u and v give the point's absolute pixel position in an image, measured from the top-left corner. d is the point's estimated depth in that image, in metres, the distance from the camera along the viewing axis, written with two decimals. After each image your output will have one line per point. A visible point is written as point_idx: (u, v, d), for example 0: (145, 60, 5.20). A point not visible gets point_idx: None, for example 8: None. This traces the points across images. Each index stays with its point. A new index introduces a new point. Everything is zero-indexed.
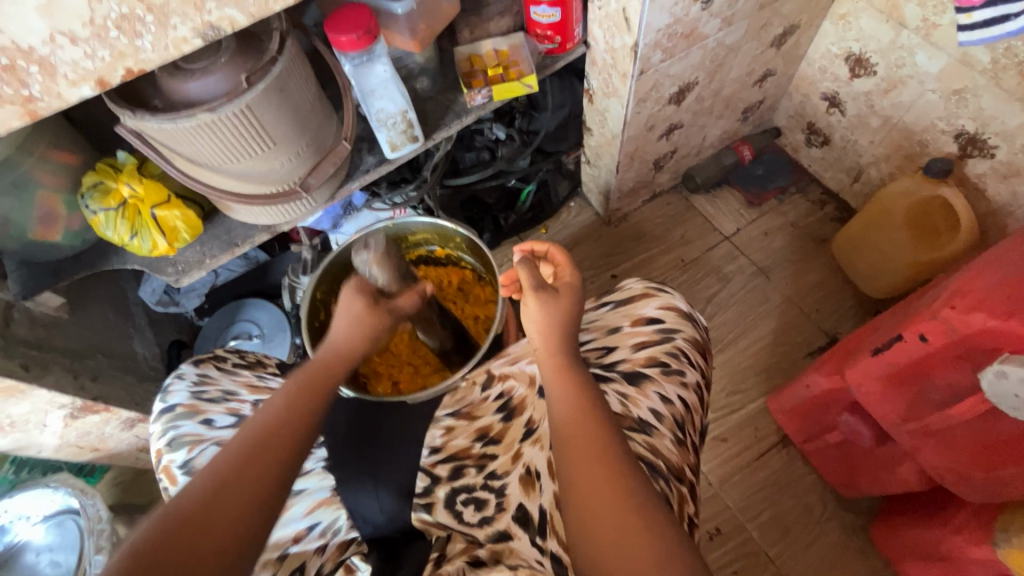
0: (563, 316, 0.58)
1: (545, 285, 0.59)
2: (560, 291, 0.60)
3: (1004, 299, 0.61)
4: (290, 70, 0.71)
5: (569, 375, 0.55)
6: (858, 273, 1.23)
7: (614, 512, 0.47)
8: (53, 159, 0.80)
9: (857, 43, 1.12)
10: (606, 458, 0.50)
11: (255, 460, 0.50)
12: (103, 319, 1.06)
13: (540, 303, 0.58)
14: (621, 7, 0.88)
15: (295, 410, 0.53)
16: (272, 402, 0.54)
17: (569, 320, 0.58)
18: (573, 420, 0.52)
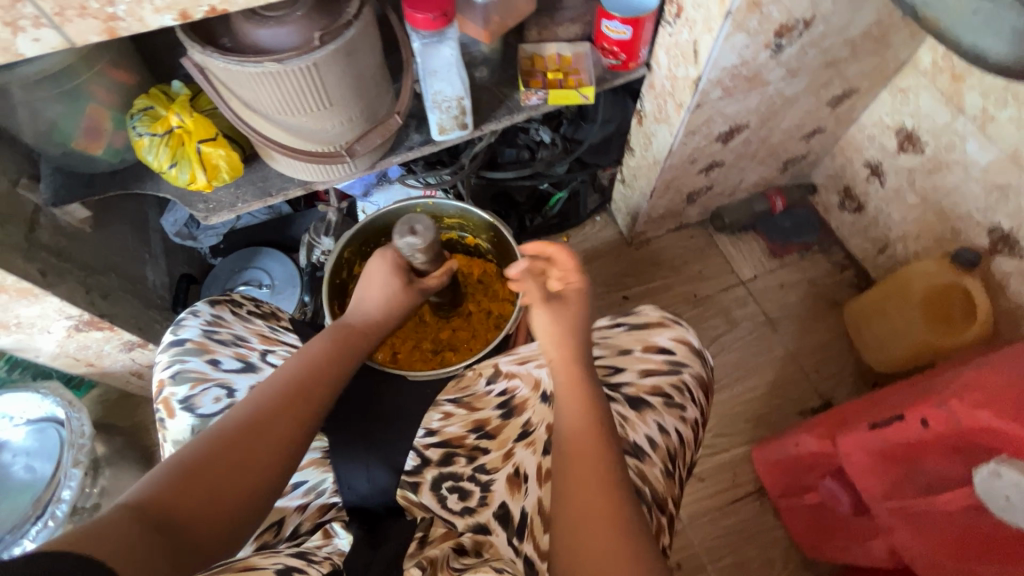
0: (571, 323, 0.62)
1: (552, 296, 0.63)
2: (568, 300, 0.63)
3: (1013, 402, 0.61)
4: (362, 37, 0.71)
5: (580, 382, 0.57)
6: (865, 344, 1.24)
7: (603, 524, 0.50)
8: (111, 75, 0.80)
9: (911, 119, 1.12)
10: (602, 475, 0.52)
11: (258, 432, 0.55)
12: (122, 239, 1.06)
13: (546, 312, 0.63)
14: (692, 39, 0.88)
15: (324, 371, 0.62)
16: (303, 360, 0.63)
17: (574, 331, 0.61)
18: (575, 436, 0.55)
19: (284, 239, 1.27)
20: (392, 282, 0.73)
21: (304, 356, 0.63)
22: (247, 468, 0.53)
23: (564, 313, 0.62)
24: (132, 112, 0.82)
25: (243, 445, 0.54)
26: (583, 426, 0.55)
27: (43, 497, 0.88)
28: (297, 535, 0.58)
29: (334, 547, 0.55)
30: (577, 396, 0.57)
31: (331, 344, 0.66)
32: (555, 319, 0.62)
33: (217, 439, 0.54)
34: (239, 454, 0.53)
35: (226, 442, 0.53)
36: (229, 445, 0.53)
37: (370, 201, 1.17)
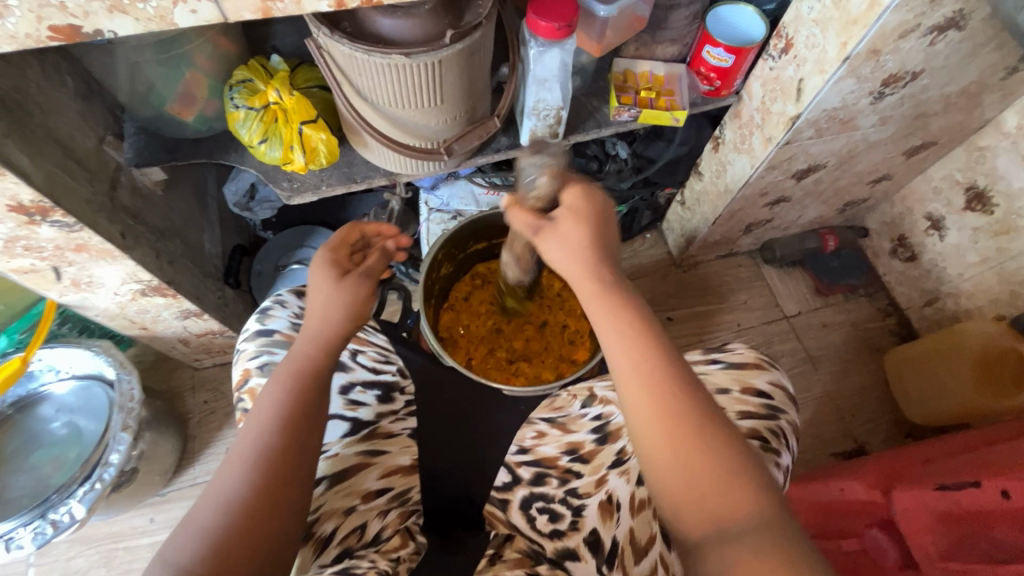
0: (575, 241, 0.62)
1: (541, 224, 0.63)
2: (561, 220, 0.62)
3: None
4: (484, 38, 0.70)
5: (619, 320, 0.58)
6: (905, 397, 1.26)
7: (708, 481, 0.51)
8: (214, 43, 0.78)
9: (984, 178, 1.11)
10: (698, 424, 0.53)
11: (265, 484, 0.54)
12: (186, 205, 1.05)
13: (549, 239, 0.62)
14: (798, 77, 0.87)
15: (296, 407, 0.59)
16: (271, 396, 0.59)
17: (592, 244, 0.61)
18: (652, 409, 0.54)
19: (338, 221, 1.26)
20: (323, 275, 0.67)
21: (272, 404, 0.59)
22: (267, 528, 0.53)
23: (573, 232, 0.62)
24: (230, 83, 0.81)
25: (250, 519, 0.52)
26: (649, 369, 0.56)
27: (92, 459, 0.89)
28: (380, 539, 0.63)
29: (411, 551, 0.64)
30: (636, 341, 0.57)
31: (292, 375, 0.61)
32: (565, 245, 0.62)
33: (219, 526, 0.51)
34: (250, 530, 0.52)
35: (226, 530, 0.51)
36: (230, 530, 0.51)
37: (435, 194, 1.16)
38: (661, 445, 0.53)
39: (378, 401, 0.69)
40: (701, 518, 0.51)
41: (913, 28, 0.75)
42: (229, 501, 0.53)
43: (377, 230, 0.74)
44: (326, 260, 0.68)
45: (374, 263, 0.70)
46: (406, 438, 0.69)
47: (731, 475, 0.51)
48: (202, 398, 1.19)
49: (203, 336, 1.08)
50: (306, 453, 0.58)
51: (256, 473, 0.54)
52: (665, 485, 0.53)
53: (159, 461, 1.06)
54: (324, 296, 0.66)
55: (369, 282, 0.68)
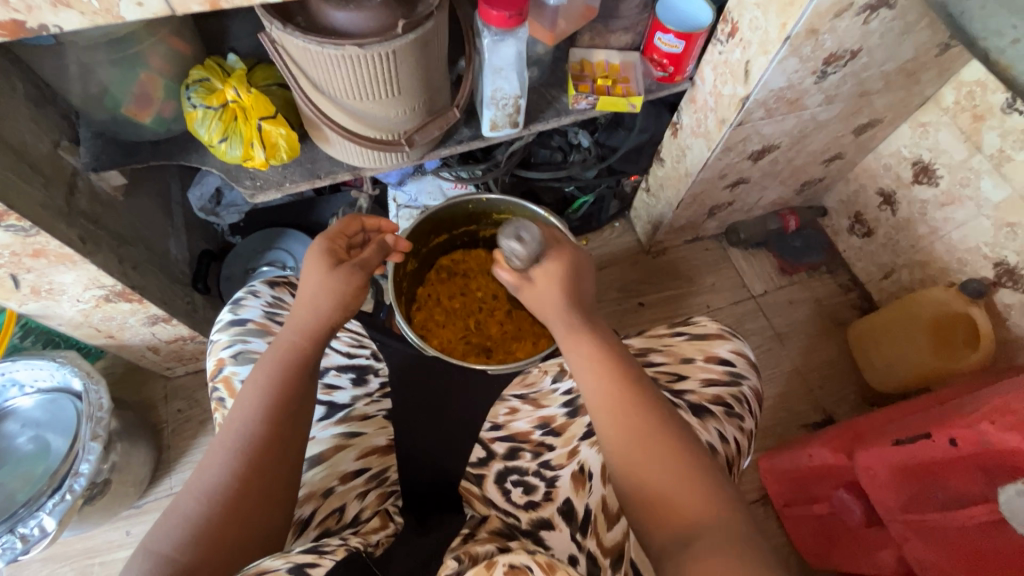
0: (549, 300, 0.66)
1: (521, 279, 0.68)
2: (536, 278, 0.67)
3: None
4: (437, 29, 0.71)
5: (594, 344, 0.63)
6: (869, 364, 1.30)
7: (678, 480, 0.54)
8: (168, 44, 0.78)
9: (928, 152, 1.16)
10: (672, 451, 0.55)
11: (249, 474, 0.55)
12: (148, 211, 1.03)
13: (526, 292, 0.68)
14: (744, 59, 0.91)
15: (280, 399, 0.58)
16: (257, 385, 0.59)
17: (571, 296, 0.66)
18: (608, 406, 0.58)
19: (307, 223, 1.25)
20: (315, 263, 0.66)
21: (257, 393, 0.59)
22: (253, 517, 0.53)
23: (549, 289, 0.66)
24: (187, 83, 0.81)
25: (235, 509, 0.53)
26: (617, 407, 0.58)
27: (61, 470, 0.87)
28: (359, 521, 0.63)
29: (391, 530, 0.62)
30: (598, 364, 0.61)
31: (278, 367, 0.61)
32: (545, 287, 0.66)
33: (202, 514, 0.52)
34: (237, 520, 0.52)
35: (208, 520, 0.51)
36: (213, 521, 0.52)
37: (403, 190, 1.16)
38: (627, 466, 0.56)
39: (353, 384, 0.71)
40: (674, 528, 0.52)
41: (847, 7, 0.79)
42: (208, 490, 0.53)
43: (377, 224, 0.76)
44: (323, 249, 0.68)
45: (369, 257, 0.70)
46: (382, 419, 0.70)
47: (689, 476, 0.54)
48: (176, 407, 1.17)
49: (173, 342, 1.07)
50: (292, 440, 0.58)
51: (240, 462, 0.55)
52: (638, 496, 0.54)
53: (133, 473, 1.04)
54: (313, 285, 0.65)
55: (361, 274, 0.68)
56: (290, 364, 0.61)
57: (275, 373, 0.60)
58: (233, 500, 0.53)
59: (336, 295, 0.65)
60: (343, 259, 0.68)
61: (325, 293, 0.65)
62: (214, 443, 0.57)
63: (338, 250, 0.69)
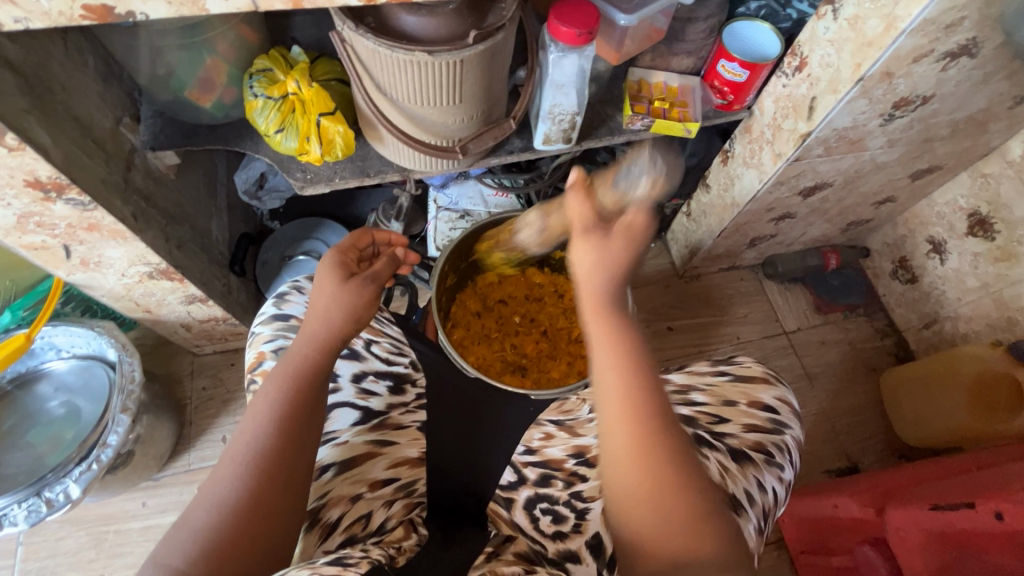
0: (613, 259, 0.56)
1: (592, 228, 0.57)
2: (613, 236, 0.57)
3: None
4: (506, 41, 0.71)
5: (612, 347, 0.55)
6: (899, 416, 1.27)
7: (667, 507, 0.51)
8: (238, 32, 0.79)
9: (987, 205, 1.12)
10: (678, 471, 0.52)
11: (258, 490, 0.54)
12: (196, 191, 1.05)
13: (585, 246, 0.56)
14: (810, 95, 0.88)
15: (288, 414, 0.58)
16: (268, 398, 0.59)
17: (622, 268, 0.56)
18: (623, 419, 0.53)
19: (345, 215, 1.26)
20: (327, 276, 0.67)
21: (268, 406, 0.59)
22: (261, 533, 0.53)
23: (612, 248, 0.56)
24: (250, 72, 0.82)
25: (245, 522, 0.53)
26: (637, 419, 0.53)
27: (90, 440, 0.89)
28: (384, 530, 0.62)
29: (414, 542, 0.62)
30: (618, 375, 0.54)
31: (287, 380, 0.60)
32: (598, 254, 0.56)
33: (213, 527, 0.52)
34: (246, 535, 0.52)
35: (218, 535, 0.52)
36: (223, 535, 0.52)
37: (444, 192, 1.16)
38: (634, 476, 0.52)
39: (390, 392, 0.70)
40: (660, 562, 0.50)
41: (927, 53, 0.77)
42: (215, 507, 0.53)
43: (387, 238, 0.77)
44: (334, 261, 0.69)
45: (380, 269, 0.70)
46: (415, 430, 0.70)
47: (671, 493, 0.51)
48: (201, 384, 1.19)
49: (206, 322, 1.08)
50: (303, 452, 0.58)
51: (252, 475, 0.55)
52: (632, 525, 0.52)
53: (155, 446, 1.05)
54: (326, 298, 0.65)
55: (372, 287, 0.68)
56: (296, 377, 0.61)
57: (282, 385, 0.60)
58: (241, 515, 0.53)
59: (349, 307, 0.65)
60: (356, 274, 0.69)
61: (337, 307, 0.64)
62: (226, 453, 0.57)
63: (349, 266, 0.70)
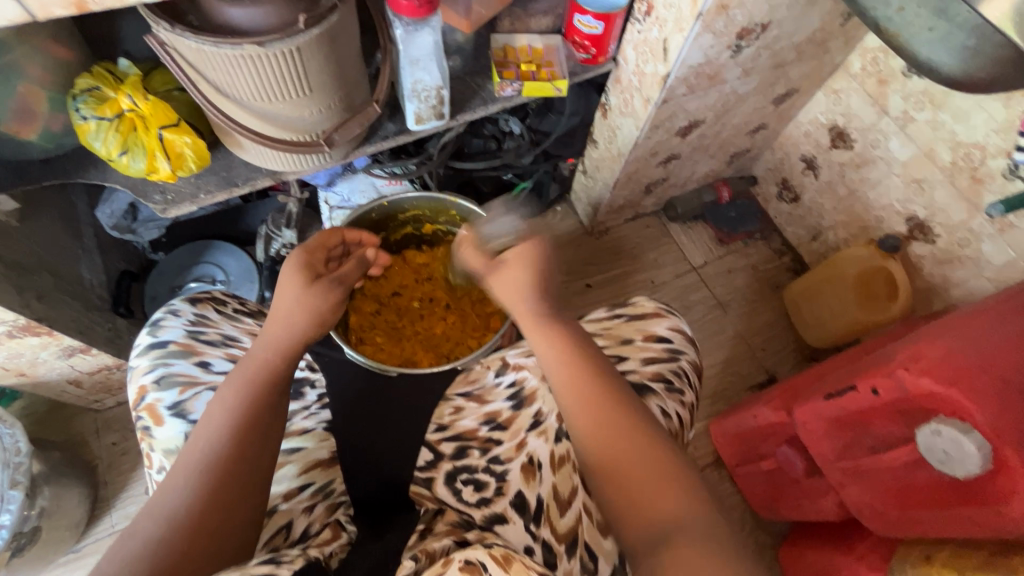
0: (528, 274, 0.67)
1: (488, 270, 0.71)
2: (510, 261, 0.68)
3: (971, 378, 0.68)
4: (344, 22, 0.68)
5: (551, 338, 0.64)
6: (803, 323, 1.37)
7: (646, 481, 0.54)
8: (46, 51, 0.71)
9: (842, 118, 1.21)
10: (635, 445, 0.56)
11: (215, 497, 0.53)
12: (52, 234, 0.95)
13: (493, 279, 0.69)
14: (662, 37, 0.92)
15: (250, 418, 0.58)
16: (229, 400, 0.58)
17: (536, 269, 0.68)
18: (586, 404, 0.59)
19: (235, 233, 1.19)
20: (292, 279, 0.67)
21: (224, 414, 0.57)
22: (214, 542, 0.51)
23: (515, 276, 0.67)
24: (73, 93, 0.74)
25: (199, 526, 0.51)
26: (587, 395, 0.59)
27: None
28: (308, 536, 0.61)
29: (344, 542, 0.61)
30: (569, 363, 0.62)
31: (247, 384, 0.60)
32: (508, 286, 0.68)
33: (165, 535, 0.50)
34: (201, 540, 0.51)
35: (172, 540, 0.50)
36: (178, 540, 0.50)
37: (334, 191, 1.13)
38: (590, 428, 0.58)
39: (287, 399, 0.70)
40: (640, 524, 0.52)
41: None
42: (158, 522, 0.51)
43: (358, 238, 0.78)
44: (301, 261, 0.69)
45: (347, 271, 0.72)
46: (321, 432, 0.68)
47: (662, 478, 0.54)
48: (110, 440, 1.10)
49: (96, 373, 1.00)
50: (265, 452, 0.58)
51: (208, 481, 0.53)
52: (610, 492, 0.55)
53: (67, 515, 0.97)
54: (290, 300, 0.65)
55: (339, 290, 0.69)
56: (259, 381, 0.60)
57: (241, 391, 0.59)
58: (197, 521, 0.51)
59: (312, 314, 0.65)
60: (324, 274, 0.70)
61: (300, 310, 0.65)
62: (181, 455, 0.55)
63: (317, 268, 0.70)
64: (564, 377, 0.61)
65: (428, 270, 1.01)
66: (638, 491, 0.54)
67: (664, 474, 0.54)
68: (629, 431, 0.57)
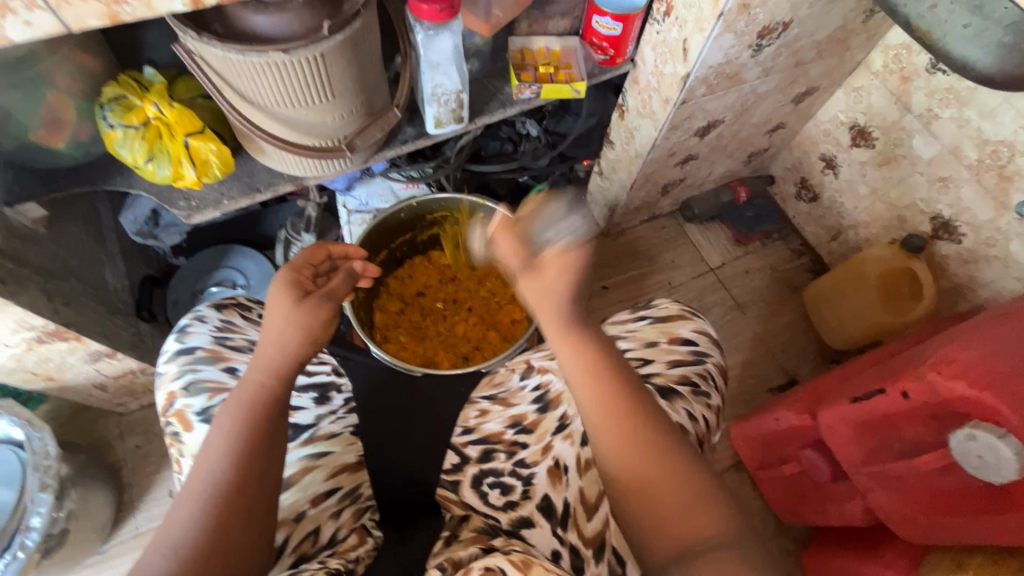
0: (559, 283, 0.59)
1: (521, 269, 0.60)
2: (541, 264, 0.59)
3: (1005, 381, 0.66)
4: (367, 28, 0.69)
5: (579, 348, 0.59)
6: (824, 325, 1.35)
7: (670, 494, 0.54)
8: (74, 60, 0.72)
9: (863, 116, 1.19)
10: (661, 455, 0.55)
11: (218, 530, 0.52)
12: (78, 240, 0.96)
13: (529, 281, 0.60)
14: (682, 37, 0.91)
15: (250, 447, 0.56)
16: (225, 428, 0.57)
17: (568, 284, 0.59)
18: (606, 414, 0.57)
19: (254, 237, 1.20)
20: (279, 296, 0.63)
21: (222, 441, 0.56)
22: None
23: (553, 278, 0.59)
24: (100, 102, 0.75)
25: (206, 559, 0.51)
26: (606, 398, 0.57)
27: (9, 528, 0.82)
28: (336, 541, 0.63)
29: (369, 548, 0.62)
30: (592, 369, 0.58)
31: (243, 409, 0.58)
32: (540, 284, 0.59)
33: (170, 570, 0.49)
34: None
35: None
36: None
37: (352, 195, 1.14)
38: (615, 448, 0.56)
39: (315, 403, 0.70)
40: (668, 543, 0.52)
41: None
42: (163, 557, 0.50)
43: (344, 251, 0.74)
44: (288, 281, 0.65)
45: (336, 286, 0.68)
46: (348, 436, 0.68)
47: (690, 491, 0.54)
48: (134, 443, 1.11)
49: (121, 377, 1.01)
50: (266, 479, 0.57)
51: (210, 513, 0.52)
52: (633, 504, 0.55)
53: (92, 517, 0.98)
54: (279, 322, 0.62)
55: (330, 304, 0.66)
56: (252, 408, 0.58)
57: (236, 418, 0.58)
58: (202, 554, 0.51)
59: (304, 331, 0.62)
60: (314, 290, 0.66)
61: (290, 329, 0.62)
62: (183, 486, 0.55)
63: (306, 286, 0.66)
64: (588, 394, 0.58)
65: (451, 272, 1.01)
66: (666, 510, 0.53)
67: (687, 484, 0.54)
68: (657, 444, 0.56)
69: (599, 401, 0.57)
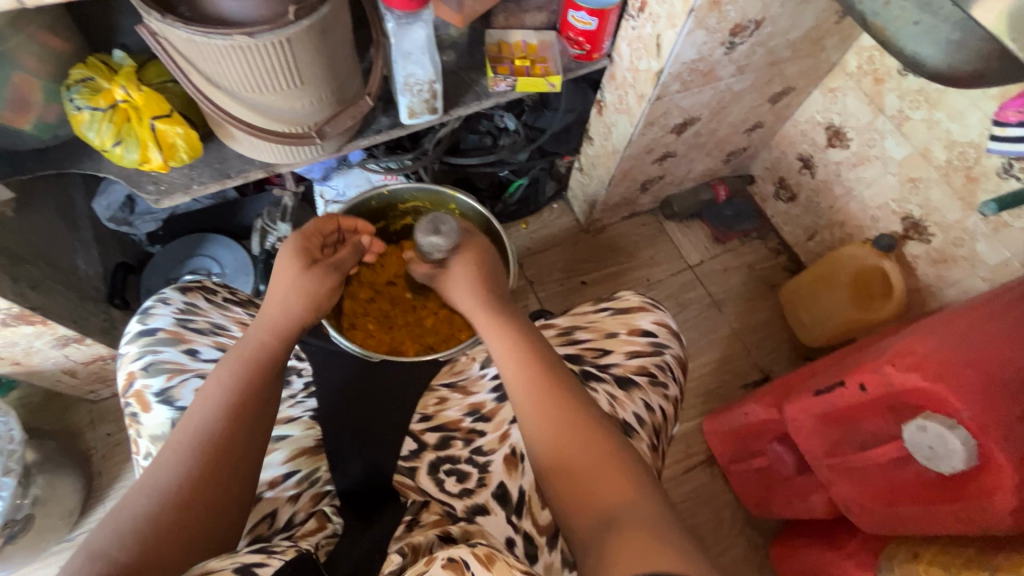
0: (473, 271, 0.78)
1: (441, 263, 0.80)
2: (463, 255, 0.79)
3: (959, 374, 0.67)
4: (336, 14, 0.69)
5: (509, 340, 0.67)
6: (798, 322, 1.37)
7: (594, 470, 0.55)
8: (41, 41, 0.72)
9: (838, 116, 1.21)
10: (581, 433, 0.58)
11: (206, 475, 0.54)
12: (48, 224, 0.96)
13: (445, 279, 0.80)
14: (656, 33, 0.92)
15: (245, 400, 0.59)
16: (224, 380, 0.60)
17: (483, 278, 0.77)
18: (536, 396, 0.61)
19: (232, 227, 1.20)
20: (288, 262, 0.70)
21: (221, 391, 0.59)
22: (199, 522, 0.52)
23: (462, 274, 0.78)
24: (68, 83, 0.74)
25: (188, 504, 0.52)
26: (534, 379, 0.62)
27: None
28: (293, 525, 0.62)
29: (329, 531, 0.62)
30: (519, 356, 0.65)
31: (244, 365, 0.61)
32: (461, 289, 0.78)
33: (153, 510, 0.51)
34: (185, 521, 0.51)
35: (161, 517, 0.51)
36: (166, 516, 0.51)
37: (329, 185, 1.13)
38: (542, 426, 0.59)
39: None
40: (586, 517, 0.53)
41: None
42: (148, 497, 0.52)
43: (352, 225, 0.81)
44: (298, 245, 0.72)
45: (343, 257, 0.75)
46: (308, 419, 0.69)
47: (611, 470, 0.55)
48: (105, 431, 1.11)
49: (91, 363, 1.01)
50: (259, 433, 0.59)
51: (198, 460, 0.54)
52: (556, 478, 0.56)
53: (60, 503, 0.97)
54: (285, 283, 0.69)
55: (333, 275, 0.73)
56: (251, 365, 0.61)
57: (234, 372, 0.60)
58: (184, 498, 0.52)
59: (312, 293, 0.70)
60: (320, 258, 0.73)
61: (294, 295, 0.68)
62: (176, 432, 0.57)
63: (313, 254, 0.73)
64: (518, 379, 0.63)
65: None
66: (586, 487, 0.55)
67: (614, 463, 0.56)
68: (580, 422, 0.59)
69: (527, 381, 0.62)
